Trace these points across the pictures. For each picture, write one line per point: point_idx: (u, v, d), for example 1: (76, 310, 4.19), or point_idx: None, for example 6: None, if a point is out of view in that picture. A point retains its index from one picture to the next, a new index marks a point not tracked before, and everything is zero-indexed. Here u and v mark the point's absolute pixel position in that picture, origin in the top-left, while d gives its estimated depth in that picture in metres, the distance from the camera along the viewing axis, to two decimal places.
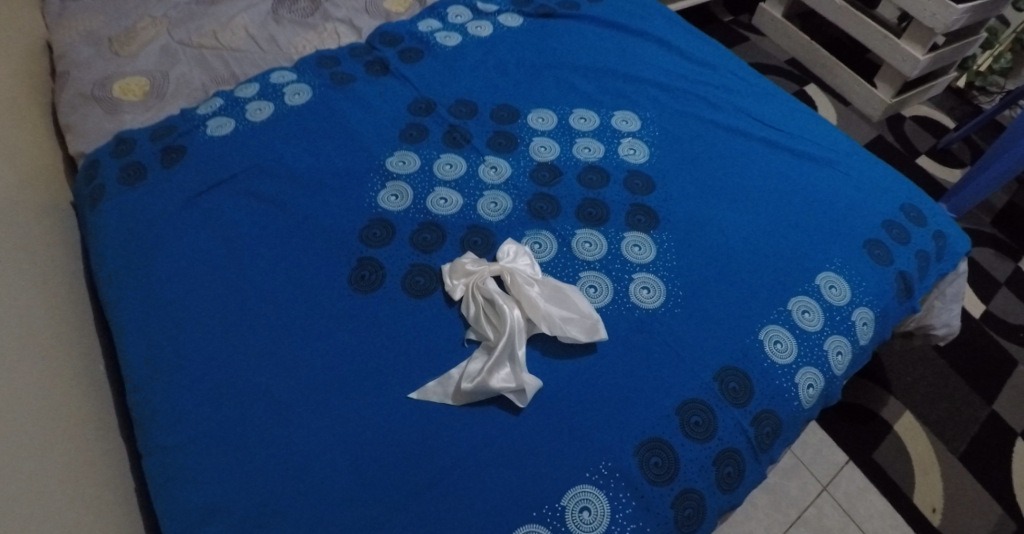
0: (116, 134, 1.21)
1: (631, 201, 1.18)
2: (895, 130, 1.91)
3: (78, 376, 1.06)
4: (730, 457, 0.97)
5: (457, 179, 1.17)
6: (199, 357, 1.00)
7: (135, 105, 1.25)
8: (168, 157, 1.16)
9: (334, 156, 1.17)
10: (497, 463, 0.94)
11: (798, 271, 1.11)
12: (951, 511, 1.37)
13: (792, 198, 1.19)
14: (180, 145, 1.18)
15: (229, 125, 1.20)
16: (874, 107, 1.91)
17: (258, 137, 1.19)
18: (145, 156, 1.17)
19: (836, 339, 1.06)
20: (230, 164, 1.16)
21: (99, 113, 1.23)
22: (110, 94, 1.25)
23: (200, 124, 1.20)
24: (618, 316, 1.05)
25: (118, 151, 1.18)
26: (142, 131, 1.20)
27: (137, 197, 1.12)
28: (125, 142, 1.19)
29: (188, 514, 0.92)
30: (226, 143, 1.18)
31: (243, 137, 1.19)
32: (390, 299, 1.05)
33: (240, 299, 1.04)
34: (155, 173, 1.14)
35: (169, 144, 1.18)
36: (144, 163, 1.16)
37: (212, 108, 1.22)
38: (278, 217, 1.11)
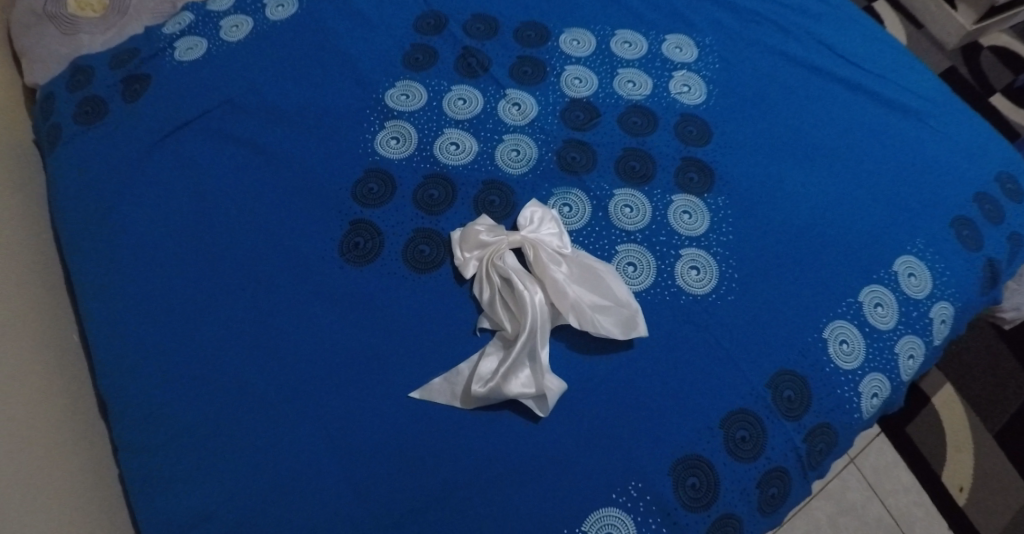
0: (72, 60, 1.04)
1: (681, 153, 0.98)
2: (970, 61, 1.66)
3: (42, 346, 0.92)
4: (777, 477, 0.85)
5: (471, 118, 0.97)
6: (166, 336, 0.86)
7: (95, 23, 1.07)
8: (130, 89, 0.99)
9: (324, 89, 0.97)
10: (511, 478, 0.81)
11: (873, 252, 0.93)
12: (980, 491, 1.26)
13: (871, 157, 1.00)
14: (145, 73, 1.00)
15: (200, 47, 1.01)
16: (949, 33, 1.66)
17: (236, 60, 1.00)
18: (105, 88, 0.99)
19: (909, 340, 0.90)
20: (200, 97, 0.97)
21: (55, 35, 1.06)
22: (66, 11, 1.07)
23: (167, 47, 1.01)
24: (660, 303, 0.89)
25: (75, 81, 1.01)
26: (101, 57, 1.03)
27: (96, 140, 0.96)
28: (83, 72, 1.01)
29: (159, 523, 0.80)
30: (196, 70, 0.99)
31: (215, 62, 1.00)
32: (389, 273, 0.88)
33: (215, 268, 0.89)
34: (116, 109, 0.98)
35: (131, 72, 1.00)
36: (104, 97, 0.99)
37: (180, 26, 1.03)
38: (258, 165, 0.93)
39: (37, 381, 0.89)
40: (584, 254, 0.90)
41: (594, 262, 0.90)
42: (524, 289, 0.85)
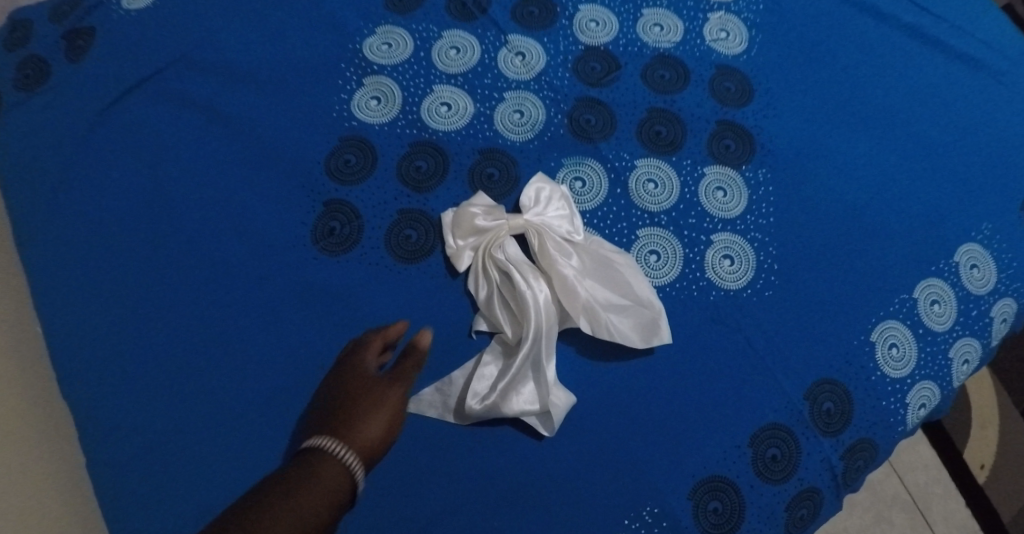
0: (11, 14, 0.89)
1: (715, 115, 0.84)
2: None
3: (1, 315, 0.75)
4: (808, 499, 0.75)
5: (466, 72, 0.82)
6: (117, 339, 0.73)
7: None
8: (74, 46, 0.83)
9: (297, 42, 0.83)
10: (510, 502, 0.72)
11: (932, 239, 0.81)
12: (1004, 470, 1.17)
13: (935, 123, 0.85)
14: (89, 25, 0.84)
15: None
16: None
17: (193, 8, 0.84)
18: (45, 46, 0.84)
19: (966, 344, 0.79)
20: (153, 53, 0.82)
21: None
22: None
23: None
24: (685, 300, 0.78)
25: (12, 38, 0.86)
26: (42, 9, 0.87)
27: (37, 107, 0.81)
28: (22, 27, 0.86)
29: None
30: (146, 19, 0.83)
31: (169, 9, 0.84)
32: (370, 264, 0.76)
33: (173, 259, 0.76)
34: (59, 71, 0.83)
35: (75, 26, 0.85)
36: (45, 55, 0.84)
37: None
38: (222, 136, 0.80)
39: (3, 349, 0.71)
40: (598, 242, 0.78)
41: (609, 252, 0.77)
42: (529, 290, 0.73)
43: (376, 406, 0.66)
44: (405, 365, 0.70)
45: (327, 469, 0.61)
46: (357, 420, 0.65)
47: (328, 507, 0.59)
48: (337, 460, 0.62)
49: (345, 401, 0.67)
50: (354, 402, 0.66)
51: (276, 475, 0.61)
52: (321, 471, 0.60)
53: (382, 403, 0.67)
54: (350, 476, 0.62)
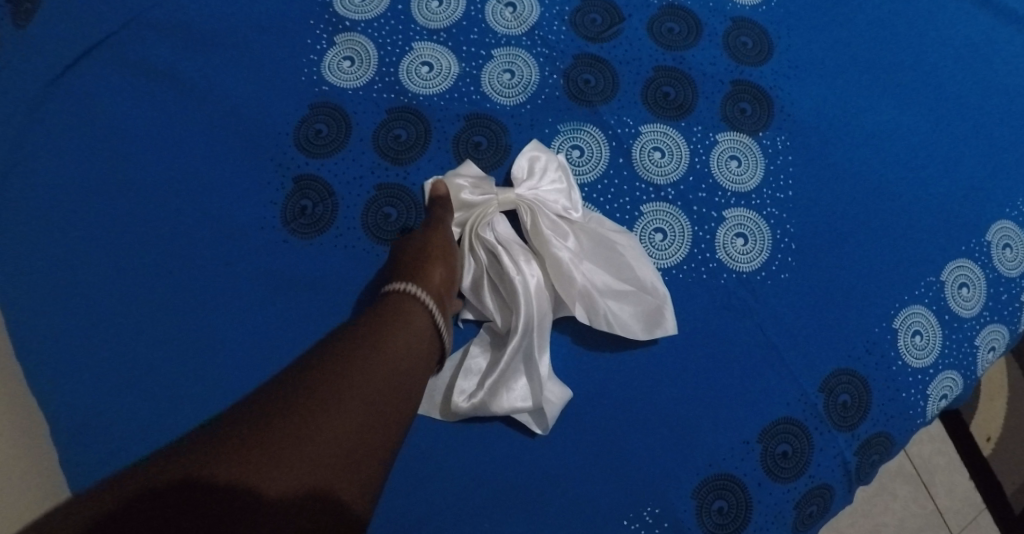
0: None
1: (729, 74, 0.75)
2: None
3: None
4: (820, 496, 0.70)
5: (449, 26, 0.73)
6: (68, 335, 0.66)
7: None
8: (21, 9, 0.73)
9: None
10: (500, 504, 0.67)
11: (962, 215, 0.74)
12: (1011, 443, 1.11)
13: (970, 86, 0.77)
14: None
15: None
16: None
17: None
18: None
19: (994, 331, 0.73)
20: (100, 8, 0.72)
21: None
22: None
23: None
24: (692, 284, 0.71)
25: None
26: None
27: None
28: None
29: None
30: None
31: None
32: (345, 247, 0.68)
33: (127, 244, 0.68)
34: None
35: None
36: None
37: None
38: (181, 105, 0.71)
39: None
40: (598, 218, 0.70)
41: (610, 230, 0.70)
42: (518, 275, 0.66)
43: (438, 256, 0.64)
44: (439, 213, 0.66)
45: (409, 311, 0.59)
46: (425, 268, 0.62)
47: (420, 345, 0.58)
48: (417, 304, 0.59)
49: (404, 254, 0.63)
50: (415, 253, 0.63)
51: (349, 327, 0.57)
52: (403, 314, 0.58)
53: (443, 256, 0.64)
54: (432, 318, 0.60)
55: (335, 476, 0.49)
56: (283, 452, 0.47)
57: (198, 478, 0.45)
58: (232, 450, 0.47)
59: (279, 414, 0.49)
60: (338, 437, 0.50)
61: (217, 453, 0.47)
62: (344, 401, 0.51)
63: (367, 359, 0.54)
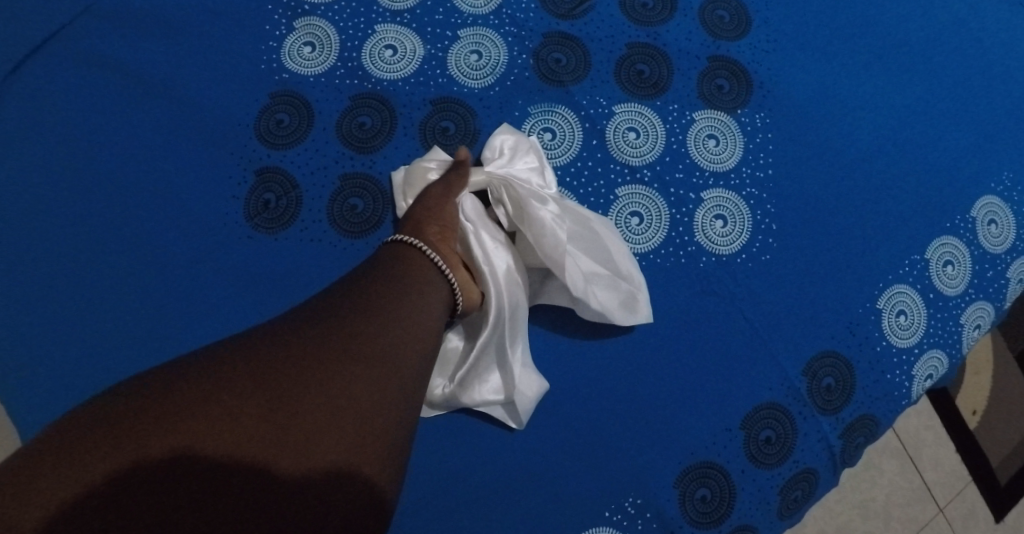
0: None
1: (705, 50, 0.73)
2: None
3: None
4: (804, 480, 0.69)
5: (413, 6, 0.70)
6: (20, 341, 0.63)
7: None
8: None
9: None
10: (479, 500, 0.65)
11: (945, 190, 0.72)
12: (996, 416, 1.11)
13: (953, 57, 0.75)
14: None
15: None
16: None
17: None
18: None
19: (979, 308, 0.72)
20: None
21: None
22: None
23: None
24: (671, 268, 0.69)
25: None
26: None
27: None
28: None
29: None
30: None
31: None
32: (311, 240, 0.65)
33: (81, 244, 0.65)
34: None
35: None
36: None
37: None
38: (135, 96, 0.68)
39: None
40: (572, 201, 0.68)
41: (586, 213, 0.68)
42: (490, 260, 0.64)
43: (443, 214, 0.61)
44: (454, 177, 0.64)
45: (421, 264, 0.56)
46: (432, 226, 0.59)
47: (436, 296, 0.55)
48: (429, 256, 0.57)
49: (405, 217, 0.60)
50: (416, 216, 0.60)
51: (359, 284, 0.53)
52: (415, 268, 0.56)
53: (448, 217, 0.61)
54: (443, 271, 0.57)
55: (360, 434, 0.46)
56: (305, 410, 0.45)
57: (219, 437, 0.43)
58: (252, 405, 0.44)
59: (298, 370, 0.47)
60: (361, 392, 0.47)
61: (237, 411, 0.44)
62: (364, 355, 0.49)
63: (384, 310, 0.51)
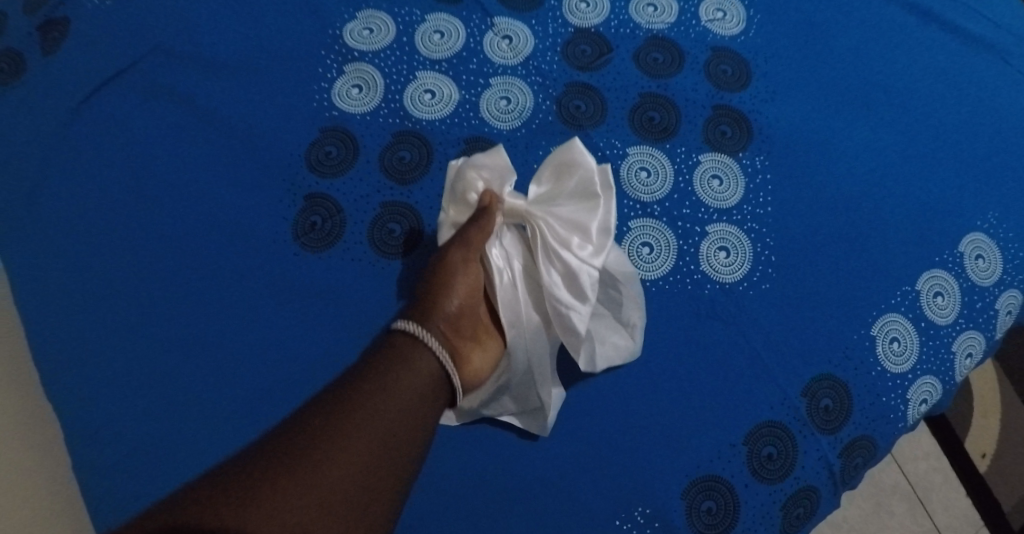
0: None
1: (711, 100, 0.80)
2: None
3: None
4: (806, 497, 0.74)
5: (451, 56, 0.79)
6: (89, 341, 0.71)
7: None
8: (47, 37, 0.80)
9: (275, 28, 0.79)
10: (496, 505, 0.70)
11: (934, 227, 0.78)
12: (1004, 460, 1.15)
13: (941, 108, 0.81)
14: (62, 15, 0.81)
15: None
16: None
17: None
18: (16, 37, 0.81)
19: (970, 337, 0.77)
20: (124, 38, 0.79)
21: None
22: None
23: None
24: (679, 293, 0.75)
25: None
26: None
27: (8, 100, 0.79)
28: None
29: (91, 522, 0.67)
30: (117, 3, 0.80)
31: None
32: (353, 259, 0.73)
33: (146, 257, 0.73)
34: (30, 61, 0.80)
35: (47, 15, 0.82)
36: (17, 47, 0.81)
37: None
38: (199, 127, 0.77)
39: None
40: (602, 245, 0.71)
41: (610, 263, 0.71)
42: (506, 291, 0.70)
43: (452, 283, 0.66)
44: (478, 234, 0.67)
45: (420, 355, 0.60)
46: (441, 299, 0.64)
47: (433, 388, 0.60)
48: (427, 350, 0.60)
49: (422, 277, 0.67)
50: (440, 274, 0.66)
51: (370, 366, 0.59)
52: (415, 357, 0.60)
53: (460, 278, 0.66)
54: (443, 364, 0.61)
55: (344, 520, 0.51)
56: (295, 500, 0.50)
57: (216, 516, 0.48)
58: (248, 491, 0.50)
59: (295, 463, 0.51)
60: (355, 477, 0.52)
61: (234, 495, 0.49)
62: (361, 444, 0.53)
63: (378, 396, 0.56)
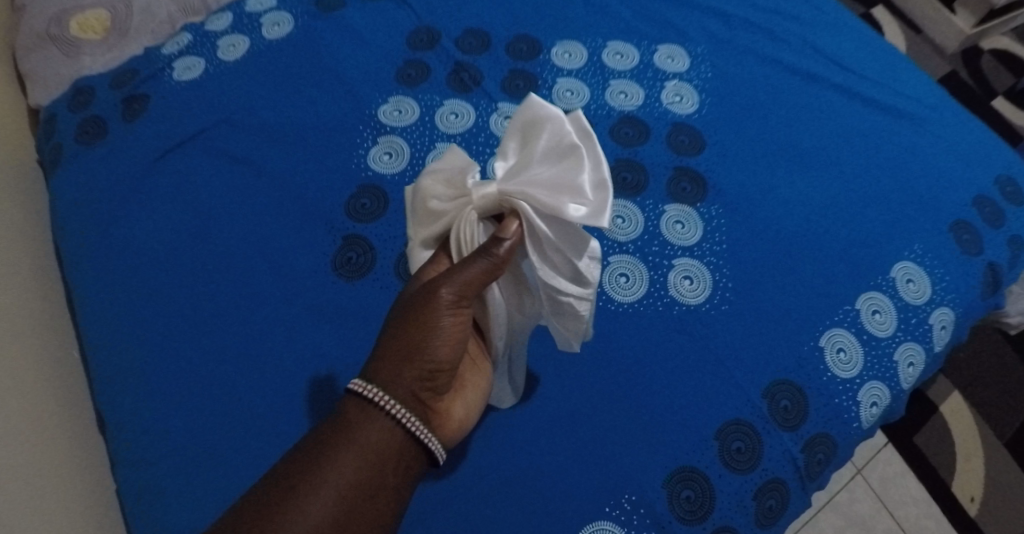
0: (74, 81, 1.07)
1: (673, 163, 0.98)
2: (971, 65, 1.69)
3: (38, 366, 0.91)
4: (774, 489, 0.83)
5: (464, 132, 0.99)
6: (159, 354, 0.87)
7: (96, 45, 1.09)
8: (129, 108, 1.01)
9: (321, 110, 1.00)
10: (501, 492, 0.82)
11: (870, 258, 0.92)
12: (992, 501, 1.22)
13: (867, 163, 0.98)
14: (143, 92, 1.02)
15: (198, 67, 1.03)
16: (948, 38, 1.69)
17: (230, 80, 1.02)
18: (105, 108, 1.02)
19: (909, 348, 0.89)
20: (201, 113, 1.00)
21: (60, 58, 1.08)
22: (69, 33, 1.09)
23: (166, 66, 1.04)
24: (653, 314, 0.89)
25: (76, 102, 1.04)
26: (101, 77, 1.05)
27: (98, 158, 0.99)
28: (84, 91, 1.04)
29: (157, 504, 0.81)
30: (194, 88, 1.02)
31: (213, 81, 1.02)
32: (382, 287, 0.89)
33: (212, 285, 0.90)
34: (117, 128, 1.00)
35: (131, 91, 1.03)
36: (104, 116, 1.02)
37: (179, 46, 1.06)
38: (258, 185, 0.96)
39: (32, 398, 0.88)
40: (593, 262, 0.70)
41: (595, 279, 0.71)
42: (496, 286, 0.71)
43: (433, 337, 0.66)
44: (473, 279, 0.65)
45: (383, 434, 0.64)
46: (418, 355, 0.66)
47: (397, 466, 0.64)
48: (394, 428, 0.64)
49: (400, 311, 0.67)
50: (427, 314, 0.66)
51: (337, 424, 0.64)
52: (369, 428, 0.63)
53: (448, 323, 0.66)
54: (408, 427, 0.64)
55: None
56: None
57: None
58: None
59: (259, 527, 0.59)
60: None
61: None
62: (314, 520, 0.59)
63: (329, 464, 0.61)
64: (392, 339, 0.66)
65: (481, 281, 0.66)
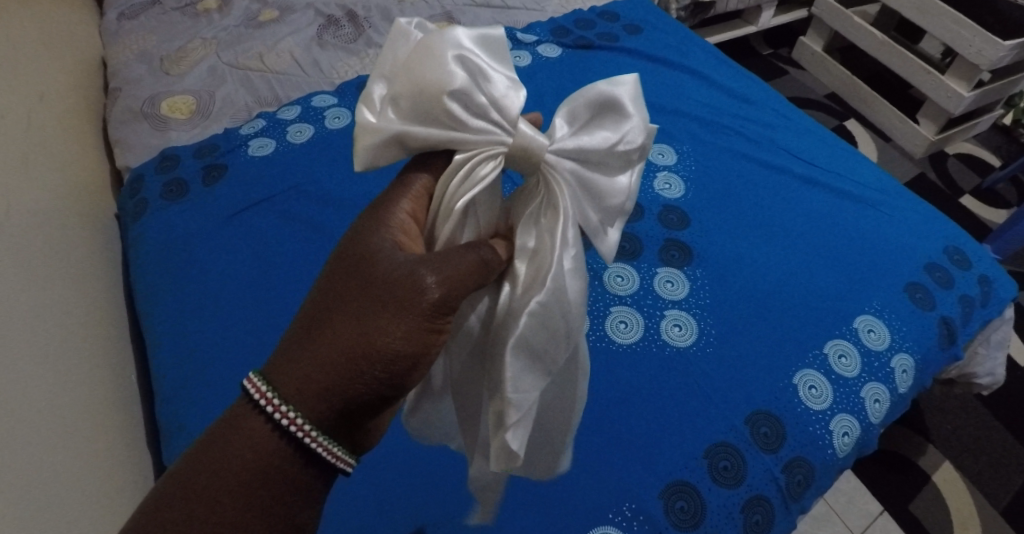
0: (161, 150, 1.28)
1: (664, 236, 1.16)
2: (937, 168, 1.91)
3: (108, 393, 1.06)
4: (759, 505, 0.94)
5: None
6: (222, 376, 1.02)
7: (182, 123, 1.31)
8: (209, 175, 1.22)
9: (372, 186, 1.22)
10: (515, 498, 0.92)
11: (835, 312, 1.07)
12: None
13: (829, 238, 1.15)
14: (222, 163, 1.24)
15: (269, 146, 1.26)
16: (915, 145, 1.91)
17: (296, 159, 1.25)
18: (187, 173, 1.23)
19: (873, 387, 1.03)
20: (271, 186, 1.21)
21: (150, 131, 1.30)
22: (159, 111, 1.32)
23: (243, 143, 1.26)
24: (648, 355, 1.04)
25: (162, 166, 1.24)
26: (186, 148, 1.27)
27: (179, 213, 1.18)
28: (169, 159, 1.25)
29: None
30: (265, 162, 1.24)
31: (282, 158, 1.25)
32: None
33: (272, 323, 1.07)
34: (197, 191, 1.21)
35: (212, 162, 1.24)
36: (186, 179, 1.22)
37: (254, 128, 1.28)
38: (317, 243, 1.15)
39: (98, 418, 1.02)
40: (524, 317, 0.70)
41: (557, 327, 0.71)
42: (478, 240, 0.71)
43: (408, 335, 0.66)
44: (457, 288, 0.67)
45: (295, 468, 0.67)
46: (388, 351, 0.66)
47: (299, 501, 0.67)
48: (302, 459, 0.67)
49: (369, 303, 0.66)
50: (406, 306, 0.66)
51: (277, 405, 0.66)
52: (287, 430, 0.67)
53: (427, 323, 0.66)
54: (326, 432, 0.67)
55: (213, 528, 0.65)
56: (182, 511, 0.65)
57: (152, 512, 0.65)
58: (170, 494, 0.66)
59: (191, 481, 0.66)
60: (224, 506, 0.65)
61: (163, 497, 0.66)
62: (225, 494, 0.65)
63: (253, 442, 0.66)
64: (344, 341, 0.66)
65: (466, 283, 0.68)
